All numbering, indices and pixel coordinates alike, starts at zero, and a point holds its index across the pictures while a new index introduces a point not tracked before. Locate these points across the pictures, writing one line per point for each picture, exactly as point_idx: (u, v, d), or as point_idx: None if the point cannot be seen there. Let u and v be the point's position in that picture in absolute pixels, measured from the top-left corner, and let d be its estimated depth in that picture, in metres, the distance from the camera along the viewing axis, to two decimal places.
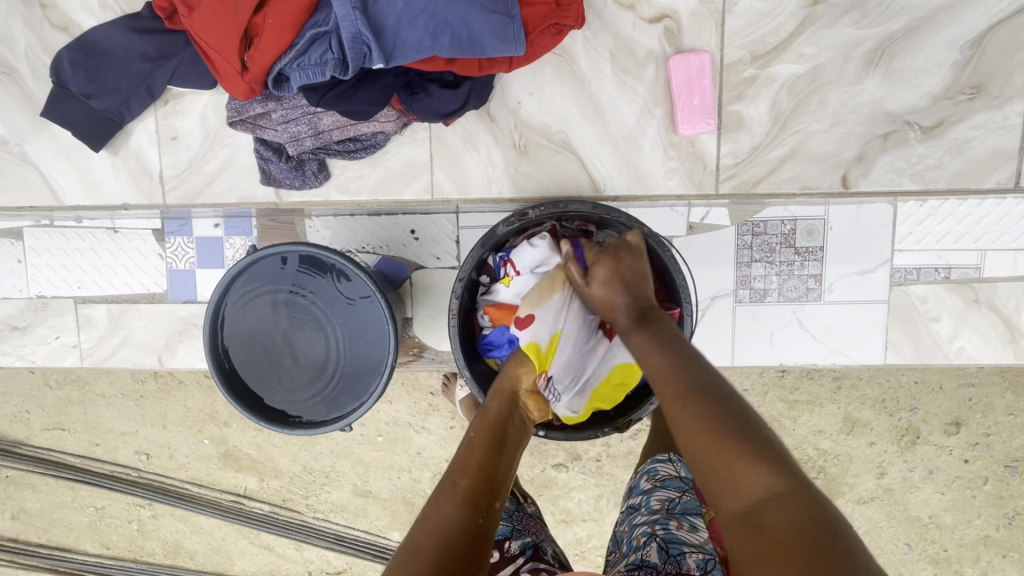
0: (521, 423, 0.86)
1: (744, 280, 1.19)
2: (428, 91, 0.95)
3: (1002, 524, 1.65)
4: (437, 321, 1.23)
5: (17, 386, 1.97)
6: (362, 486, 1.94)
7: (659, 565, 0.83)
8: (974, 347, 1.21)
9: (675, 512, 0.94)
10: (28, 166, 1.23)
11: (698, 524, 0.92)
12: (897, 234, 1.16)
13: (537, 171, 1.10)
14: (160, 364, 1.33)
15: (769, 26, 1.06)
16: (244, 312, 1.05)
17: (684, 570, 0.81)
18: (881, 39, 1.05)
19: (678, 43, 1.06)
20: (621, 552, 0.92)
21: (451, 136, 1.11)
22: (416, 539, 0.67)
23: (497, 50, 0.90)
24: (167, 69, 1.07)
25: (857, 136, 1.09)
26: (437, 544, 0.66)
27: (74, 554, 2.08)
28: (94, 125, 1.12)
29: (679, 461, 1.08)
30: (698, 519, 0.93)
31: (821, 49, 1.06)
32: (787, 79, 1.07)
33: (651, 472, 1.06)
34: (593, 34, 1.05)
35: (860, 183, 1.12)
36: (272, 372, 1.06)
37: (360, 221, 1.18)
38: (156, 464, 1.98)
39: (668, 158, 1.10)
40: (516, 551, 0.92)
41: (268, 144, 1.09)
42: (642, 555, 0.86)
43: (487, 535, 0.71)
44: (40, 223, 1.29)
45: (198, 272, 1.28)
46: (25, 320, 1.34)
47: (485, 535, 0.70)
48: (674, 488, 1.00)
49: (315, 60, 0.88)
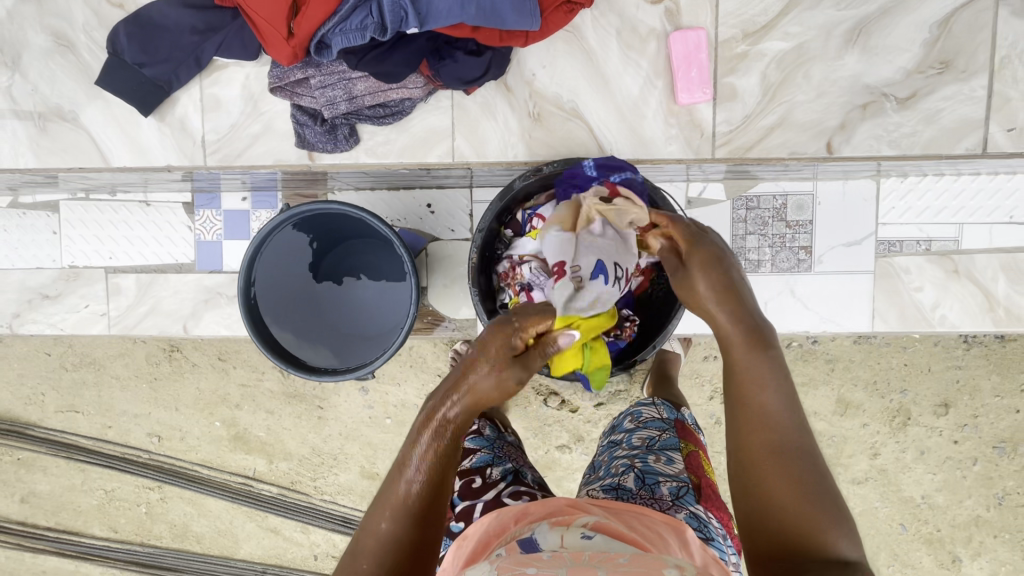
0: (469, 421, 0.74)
1: (739, 251, 1.28)
2: (454, 57, 1.05)
3: (991, 504, 1.70)
4: (451, 290, 1.31)
5: (33, 368, 2.01)
6: (370, 468, 1.98)
7: (635, 490, 0.90)
8: (955, 315, 1.29)
9: (654, 448, 1.00)
10: (79, 131, 1.29)
11: (675, 457, 0.99)
12: (882, 208, 1.26)
13: (549, 137, 1.19)
14: (185, 332, 1.39)
15: (758, 7, 1.16)
16: (275, 264, 1.12)
17: (657, 496, 0.88)
18: (859, 20, 1.16)
19: (677, 22, 1.17)
20: (599, 476, 0.98)
21: (472, 105, 1.19)
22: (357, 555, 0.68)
23: (516, 23, 1.00)
24: (214, 41, 1.17)
25: (840, 106, 1.19)
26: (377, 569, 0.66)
27: (80, 538, 2.09)
28: (143, 92, 1.21)
29: (663, 404, 1.12)
30: (675, 454, 1.00)
31: (806, 28, 1.16)
32: (776, 55, 1.17)
33: (634, 413, 1.10)
34: (601, 13, 1.16)
35: (844, 148, 1.20)
36: (298, 327, 1.13)
37: (379, 195, 1.28)
38: (167, 446, 2.02)
39: (669, 125, 1.19)
40: (497, 477, 0.99)
41: (305, 110, 1.17)
42: (619, 480, 0.92)
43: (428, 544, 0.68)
44: (76, 196, 1.37)
45: (225, 243, 1.36)
46: (58, 289, 1.41)
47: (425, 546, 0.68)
48: (654, 427, 1.05)
49: (356, 25, 0.98)
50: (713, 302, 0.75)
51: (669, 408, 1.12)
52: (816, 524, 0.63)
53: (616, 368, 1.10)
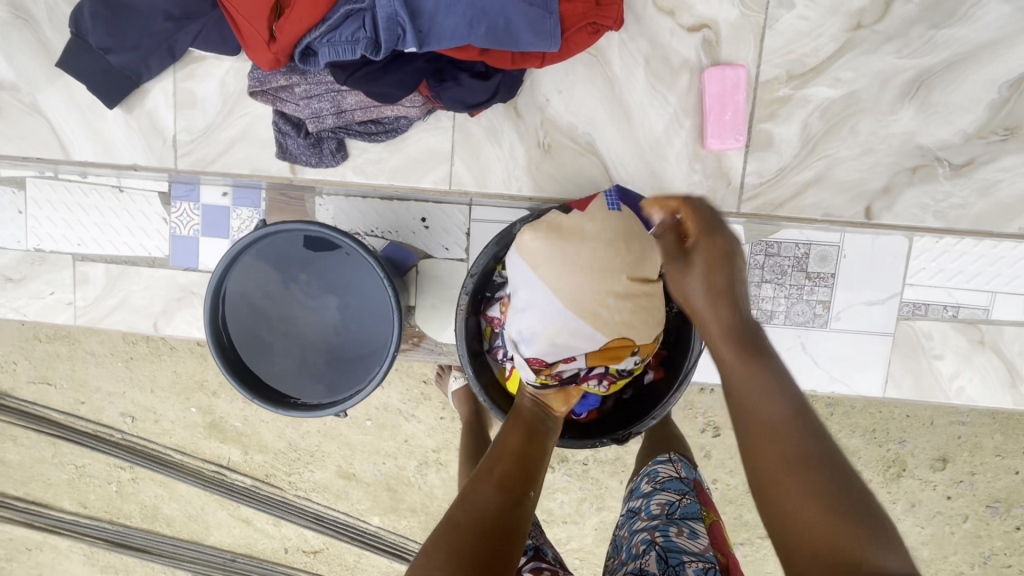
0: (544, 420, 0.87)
1: (751, 300, 1.19)
2: (457, 80, 0.94)
3: (977, 562, 1.65)
4: (439, 311, 1.21)
5: (6, 337, 1.94)
6: (346, 468, 1.93)
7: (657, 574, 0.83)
8: (973, 388, 1.21)
9: (675, 517, 0.94)
10: (38, 117, 1.21)
11: (698, 530, 0.92)
12: (911, 268, 1.16)
13: (558, 171, 1.10)
14: (155, 330, 1.31)
15: (808, 46, 1.05)
16: (252, 282, 1.03)
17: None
18: (920, 71, 1.05)
19: (715, 55, 1.06)
20: (621, 559, 0.92)
21: (475, 127, 1.10)
22: (452, 516, 0.66)
23: (532, 45, 0.89)
24: (190, 31, 1.06)
25: (886, 167, 1.09)
26: (476, 518, 0.66)
27: (49, 511, 2.06)
28: (112, 80, 1.11)
29: (679, 461, 1.10)
30: (699, 524, 0.93)
31: (859, 75, 1.06)
32: (821, 103, 1.07)
33: (652, 474, 1.08)
34: (630, 37, 1.05)
35: (883, 216, 1.12)
36: (274, 352, 1.05)
37: (371, 204, 1.16)
38: (140, 428, 1.96)
39: (692, 171, 1.09)
40: None
41: (288, 118, 1.08)
42: (642, 564, 0.86)
43: (523, 507, 0.71)
44: (44, 174, 1.26)
45: (202, 240, 1.26)
46: (21, 272, 1.31)
47: (519, 507, 0.70)
48: (674, 490, 1.01)
49: (346, 37, 0.86)
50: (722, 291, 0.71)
51: (686, 467, 1.10)
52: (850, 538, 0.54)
53: (605, 439, 0.97)
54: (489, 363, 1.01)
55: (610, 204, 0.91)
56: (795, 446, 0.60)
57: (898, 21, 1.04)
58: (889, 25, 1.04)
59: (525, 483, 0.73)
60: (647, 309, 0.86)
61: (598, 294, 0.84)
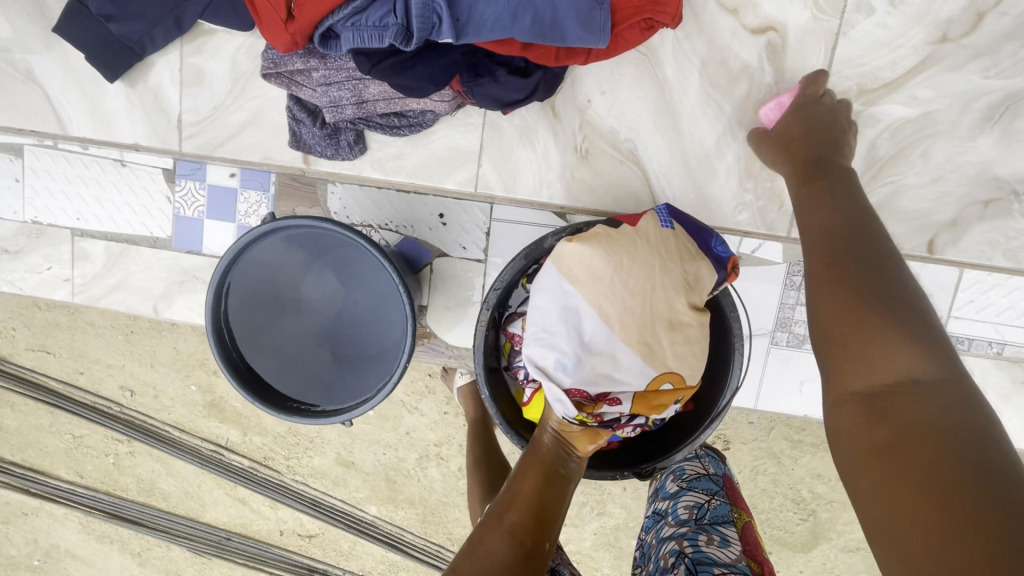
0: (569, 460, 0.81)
1: (784, 322, 1.12)
2: (494, 75, 0.85)
3: None
4: (453, 312, 1.15)
5: (4, 302, 1.88)
6: (346, 456, 1.90)
7: None
8: (1011, 431, 1.14)
9: (704, 522, 0.92)
10: (33, 86, 1.15)
11: (730, 535, 0.90)
12: (958, 300, 1.08)
13: (594, 179, 1.02)
14: (155, 313, 1.25)
15: (884, 58, 0.96)
16: (258, 275, 0.97)
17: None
18: (1008, 94, 0.96)
19: (779, 61, 0.97)
20: (649, 569, 0.90)
21: (507, 126, 1.03)
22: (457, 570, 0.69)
23: (579, 40, 0.80)
24: (201, 1, 0.98)
25: (956, 198, 1.01)
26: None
27: (45, 478, 2.04)
28: (113, 51, 1.03)
29: (707, 458, 1.09)
30: (728, 529, 0.91)
31: (938, 94, 0.97)
32: (892, 123, 0.98)
33: (678, 473, 1.06)
34: (686, 36, 0.96)
35: (947, 250, 1.04)
36: (278, 350, 0.99)
37: (386, 194, 1.09)
38: (139, 403, 1.92)
39: (741, 190, 1.02)
40: None
41: (303, 104, 0.99)
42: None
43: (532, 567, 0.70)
44: (42, 143, 1.18)
45: (206, 222, 1.19)
46: (19, 244, 1.25)
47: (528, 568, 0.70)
48: (703, 490, 1.00)
49: (373, 22, 0.78)
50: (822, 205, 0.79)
51: (714, 463, 1.09)
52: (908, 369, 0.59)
53: (627, 473, 0.92)
54: (505, 381, 0.95)
55: (661, 221, 0.85)
56: (874, 301, 0.64)
57: (988, 36, 0.94)
58: (976, 40, 0.94)
59: (535, 538, 0.73)
60: (696, 340, 0.82)
61: (650, 324, 0.79)
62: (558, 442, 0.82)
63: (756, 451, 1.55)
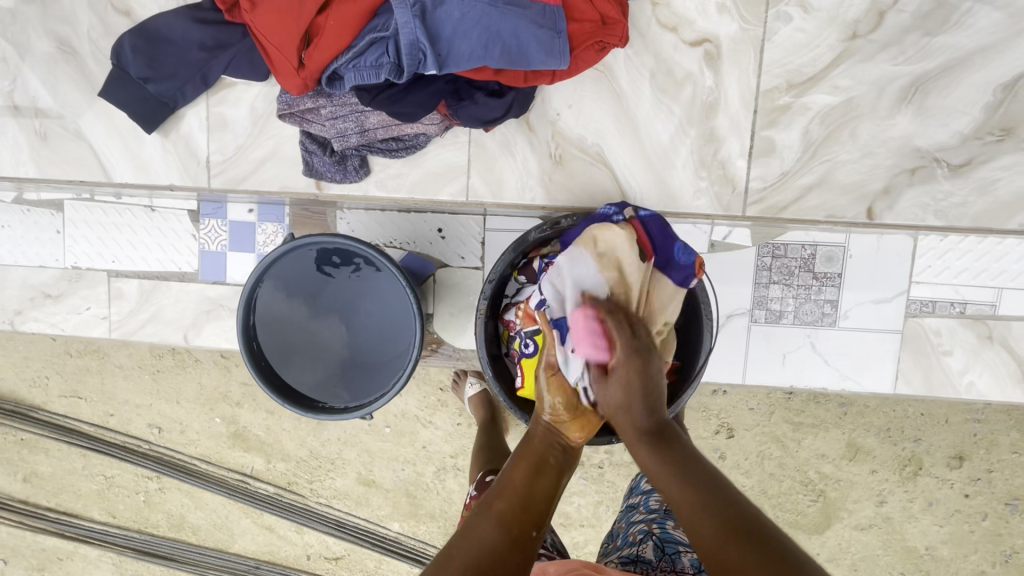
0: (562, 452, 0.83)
1: (760, 301, 1.22)
2: (474, 98, 1.00)
3: (998, 561, 1.54)
4: (458, 320, 1.26)
5: (39, 351, 1.97)
6: (366, 474, 1.94)
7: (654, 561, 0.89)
8: (984, 383, 1.22)
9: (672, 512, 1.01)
10: (82, 142, 1.27)
11: None
12: (916, 266, 1.19)
13: (570, 181, 1.15)
14: (186, 341, 1.37)
15: (806, 56, 1.10)
16: (280, 292, 1.09)
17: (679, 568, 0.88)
18: (916, 77, 1.09)
19: (717, 67, 1.10)
20: (617, 545, 0.98)
21: (489, 141, 1.15)
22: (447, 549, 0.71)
23: (543, 63, 0.95)
24: (223, 60, 1.14)
25: (886, 169, 1.13)
26: (470, 558, 0.69)
27: (79, 520, 2.10)
28: (146, 108, 1.18)
29: None
30: None
31: (857, 82, 1.10)
32: (821, 110, 1.11)
33: None
34: (635, 52, 1.10)
35: (885, 215, 1.15)
36: (301, 358, 1.10)
37: (390, 216, 1.22)
38: (167, 438, 1.98)
39: (699, 178, 1.15)
40: None
41: (314, 138, 1.13)
42: (638, 550, 0.92)
43: (521, 554, 0.71)
44: (81, 197, 1.33)
45: (229, 255, 1.32)
46: (60, 289, 1.38)
47: (518, 554, 0.71)
48: None
49: (370, 63, 0.92)
50: (668, 472, 0.71)
51: None
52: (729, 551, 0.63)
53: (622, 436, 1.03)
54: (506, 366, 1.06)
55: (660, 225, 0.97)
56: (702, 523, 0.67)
57: (892, 30, 1.08)
58: (883, 34, 1.08)
59: (525, 524, 0.73)
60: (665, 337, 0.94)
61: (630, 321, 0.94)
62: (547, 432, 0.85)
63: (760, 436, 1.52)
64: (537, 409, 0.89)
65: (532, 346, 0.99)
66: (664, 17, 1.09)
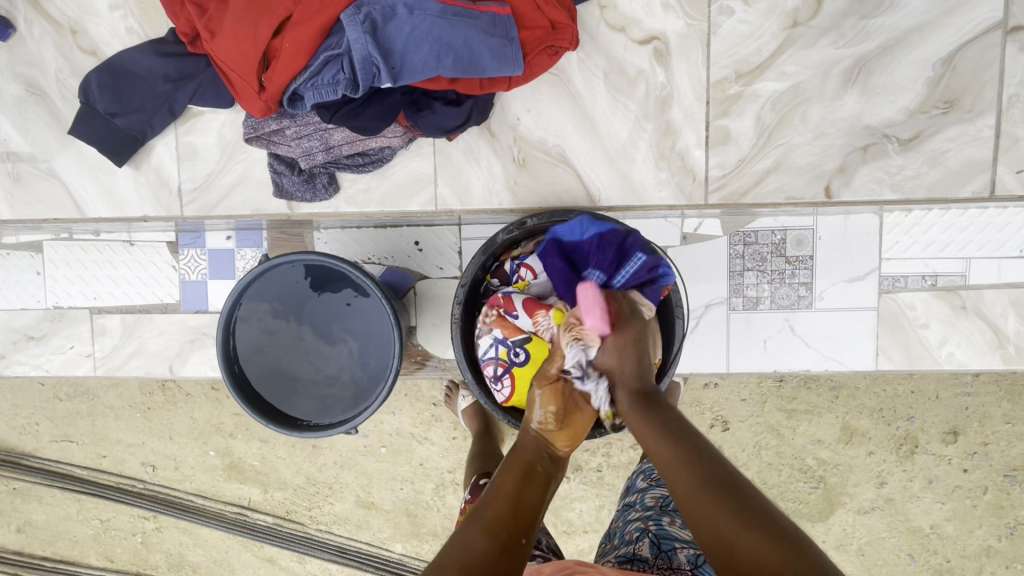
0: (551, 459, 0.84)
1: (736, 289, 1.24)
2: (432, 108, 1.04)
3: (1003, 534, 1.53)
4: (439, 329, 1.27)
5: (26, 399, 1.94)
6: (365, 497, 1.90)
7: (651, 559, 0.88)
8: (963, 353, 1.24)
9: (668, 509, 1.00)
10: (55, 180, 1.29)
11: None
12: (885, 243, 1.21)
13: (535, 183, 1.17)
14: (172, 373, 1.37)
15: (752, 46, 1.14)
16: (257, 313, 1.09)
17: (675, 565, 0.86)
18: (858, 58, 1.13)
19: (667, 63, 1.14)
20: (614, 544, 0.97)
21: (454, 150, 1.18)
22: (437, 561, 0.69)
23: (496, 70, 0.98)
24: (187, 89, 1.16)
25: (838, 148, 1.16)
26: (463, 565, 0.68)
27: (78, 568, 2.05)
28: (118, 142, 1.21)
29: None
30: None
31: (801, 67, 1.14)
32: (771, 96, 1.15)
33: (647, 471, 1.12)
34: (587, 54, 1.14)
35: (842, 192, 1.17)
36: (283, 377, 1.10)
37: (366, 233, 1.25)
38: (161, 476, 1.95)
39: (659, 170, 1.17)
40: None
41: (282, 159, 1.16)
42: (634, 549, 0.91)
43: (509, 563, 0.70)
44: (59, 236, 1.34)
45: (210, 283, 1.33)
46: (42, 330, 1.38)
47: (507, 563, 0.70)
48: None
49: (328, 81, 0.96)
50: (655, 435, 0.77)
51: None
52: (721, 516, 0.67)
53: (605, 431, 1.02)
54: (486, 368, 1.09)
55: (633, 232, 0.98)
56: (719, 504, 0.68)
57: (830, 15, 1.12)
58: (822, 20, 1.12)
59: (512, 529, 0.73)
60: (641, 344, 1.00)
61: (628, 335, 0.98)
62: (536, 443, 0.84)
63: (754, 427, 1.51)
64: (526, 416, 0.87)
65: (522, 355, 1.00)
66: (611, 19, 1.13)
